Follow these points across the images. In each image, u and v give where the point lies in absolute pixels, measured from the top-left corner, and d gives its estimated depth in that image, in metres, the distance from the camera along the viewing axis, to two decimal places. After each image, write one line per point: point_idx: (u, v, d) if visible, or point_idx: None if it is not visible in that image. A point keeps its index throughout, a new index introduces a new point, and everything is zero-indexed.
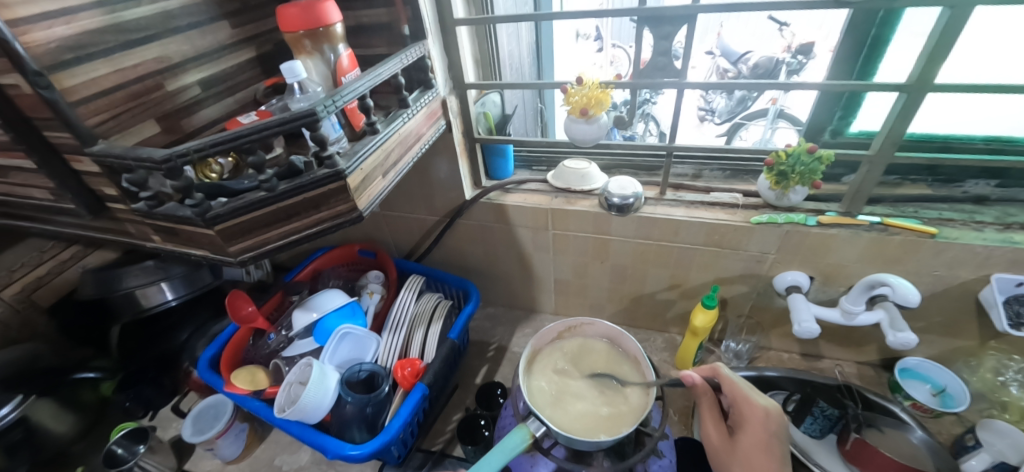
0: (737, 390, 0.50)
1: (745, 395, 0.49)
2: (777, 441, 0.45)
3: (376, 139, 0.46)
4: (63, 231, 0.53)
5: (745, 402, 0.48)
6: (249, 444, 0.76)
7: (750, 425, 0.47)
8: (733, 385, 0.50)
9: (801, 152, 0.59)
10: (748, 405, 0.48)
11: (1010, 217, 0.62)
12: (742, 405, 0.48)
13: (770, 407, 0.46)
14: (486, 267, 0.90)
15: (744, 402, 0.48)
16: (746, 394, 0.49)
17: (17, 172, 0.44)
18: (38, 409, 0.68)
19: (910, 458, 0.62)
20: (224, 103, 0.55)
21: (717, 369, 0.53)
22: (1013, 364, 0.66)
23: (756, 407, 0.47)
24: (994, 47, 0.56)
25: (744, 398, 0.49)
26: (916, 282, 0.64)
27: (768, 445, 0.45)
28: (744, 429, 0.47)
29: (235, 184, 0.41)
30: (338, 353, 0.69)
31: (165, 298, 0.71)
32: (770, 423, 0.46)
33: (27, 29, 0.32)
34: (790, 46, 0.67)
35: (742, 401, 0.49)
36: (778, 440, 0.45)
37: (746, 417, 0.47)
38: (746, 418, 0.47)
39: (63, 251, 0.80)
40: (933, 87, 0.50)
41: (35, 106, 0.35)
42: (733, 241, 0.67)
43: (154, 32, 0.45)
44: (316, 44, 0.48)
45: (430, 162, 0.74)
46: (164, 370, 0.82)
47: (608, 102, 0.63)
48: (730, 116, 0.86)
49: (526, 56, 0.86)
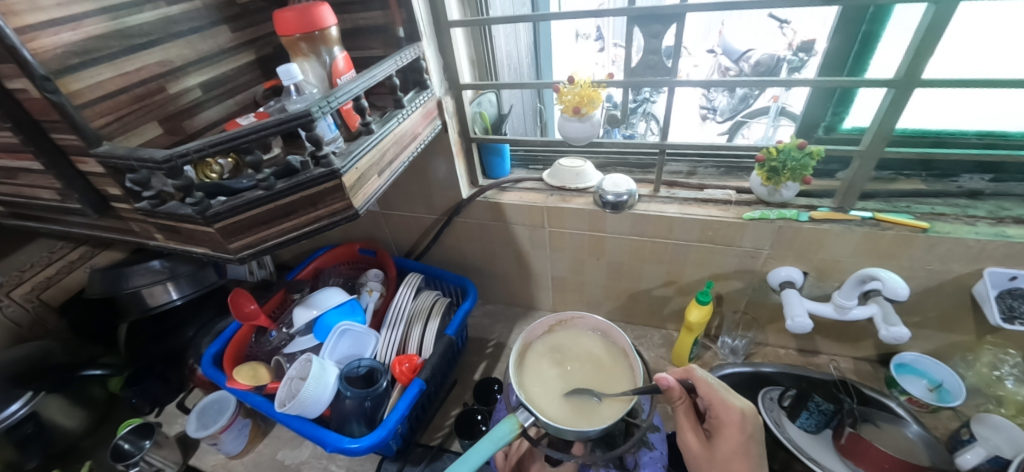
0: (714, 392, 0.50)
1: (722, 397, 0.50)
2: (751, 441, 0.47)
3: (371, 140, 0.47)
4: (72, 230, 0.55)
5: (722, 404, 0.50)
6: (251, 439, 0.77)
7: (728, 428, 0.48)
8: (709, 387, 0.51)
9: (792, 148, 0.60)
10: (726, 408, 0.49)
11: (1004, 211, 0.62)
12: (719, 408, 0.50)
13: (745, 408, 0.49)
14: (484, 264, 0.91)
15: (722, 405, 0.50)
16: (722, 396, 0.50)
17: (25, 174, 0.46)
18: (48, 405, 0.70)
19: (906, 451, 0.61)
20: (224, 105, 0.57)
21: (691, 370, 0.53)
22: (1009, 358, 0.67)
23: (733, 409, 0.49)
24: (985, 41, 0.56)
25: (720, 400, 0.50)
26: (910, 276, 0.64)
27: (745, 446, 0.47)
28: (722, 433, 0.49)
29: (234, 184, 0.42)
30: (338, 349, 0.71)
31: (171, 297, 0.73)
32: (745, 424, 0.48)
33: (35, 35, 0.33)
34: (792, 44, 0.66)
35: (719, 404, 0.50)
36: (753, 440, 0.47)
37: (723, 420, 0.49)
38: (724, 422, 0.49)
39: (72, 252, 0.83)
40: (921, 83, 0.51)
41: (43, 109, 0.36)
42: (727, 237, 0.68)
43: (155, 38, 0.46)
44: (312, 46, 0.50)
45: (428, 162, 0.75)
46: (170, 365, 0.84)
47: (600, 100, 0.64)
48: (732, 114, 0.80)
49: (525, 56, 0.87)
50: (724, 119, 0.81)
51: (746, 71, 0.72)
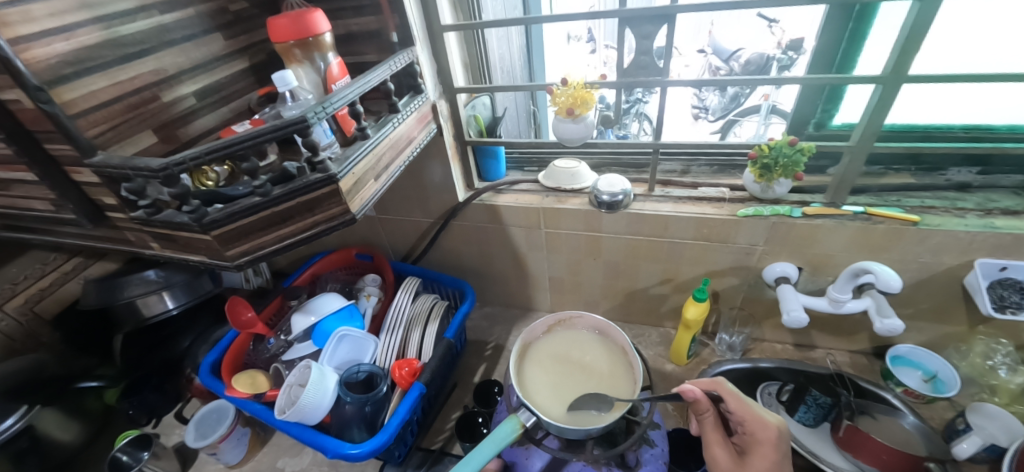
0: (747, 408, 0.49)
1: (757, 414, 0.49)
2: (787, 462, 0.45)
3: (367, 144, 0.47)
4: (65, 241, 0.54)
5: (758, 420, 0.48)
6: (250, 449, 0.77)
7: (761, 446, 0.47)
8: (740, 402, 0.50)
9: (783, 145, 0.61)
10: (761, 425, 0.48)
11: (992, 203, 0.64)
12: (754, 424, 0.48)
13: (781, 426, 0.47)
14: (481, 267, 0.92)
15: (756, 421, 0.48)
16: (756, 413, 0.49)
17: (17, 185, 0.46)
18: (43, 419, 0.68)
19: (904, 442, 0.62)
20: (219, 112, 0.57)
21: (719, 382, 0.52)
22: (1000, 347, 0.68)
23: (770, 426, 0.47)
24: (971, 35, 0.57)
25: (756, 417, 0.49)
26: (903, 269, 0.65)
27: (779, 465, 0.45)
28: (756, 450, 0.47)
29: (230, 191, 0.41)
30: (338, 354, 0.70)
31: (166, 307, 0.72)
32: (781, 444, 0.46)
33: (28, 46, 0.33)
34: (780, 43, 0.67)
35: (754, 420, 0.49)
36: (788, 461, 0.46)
37: (758, 437, 0.48)
38: (759, 438, 0.47)
39: (66, 263, 0.81)
40: (907, 79, 0.52)
41: (37, 119, 0.36)
42: (722, 234, 0.69)
43: (149, 46, 0.47)
44: (306, 53, 0.50)
45: (424, 165, 0.75)
46: (169, 375, 0.83)
47: (593, 102, 0.64)
48: (724, 113, 0.82)
49: (518, 58, 0.89)
50: (717, 118, 0.83)
51: (737, 70, 0.73)
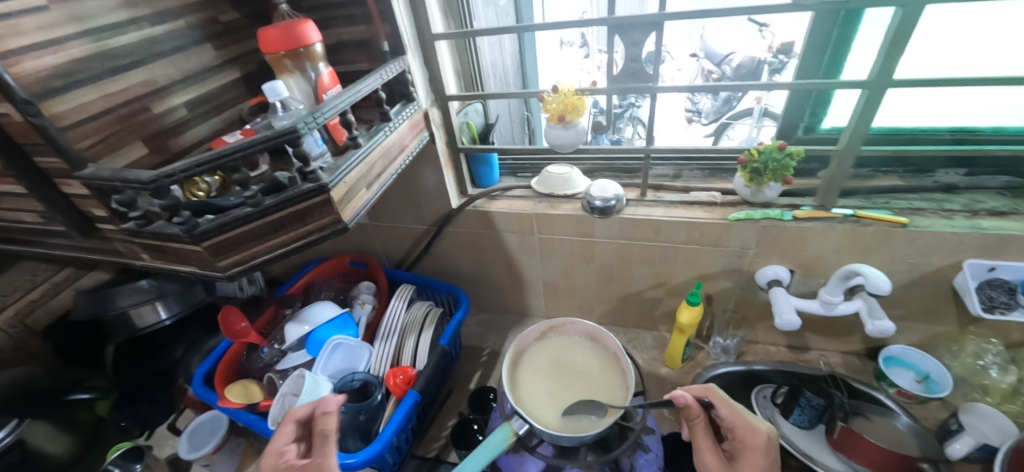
0: (738, 415, 0.50)
1: (748, 421, 0.49)
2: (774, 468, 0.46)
3: (358, 153, 0.47)
4: (54, 253, 0.54)
5: (748, 427, 0.49)
6: (245, 459, 0.77)
7: (750, 452, 0.47)
8: (731, 409, 0.50)
9: (773, 149, 0.61)
10: (751, 432, 0.48)
11: (978, 204, 0.64)
12: (744, 431, 0.49)
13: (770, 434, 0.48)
14: (476, 273, 0.92)
15: (747, 428, 0.49)
16: (747, 420, 0.50)
17: (6, 197, 0.46)
18: (32, 432, 0.68)
19: (897, 443, 0.62)
20: (210, 122, 0.57)
21: (710, 389, 0.53)
22: (991, 347, 0.69)
23: (760, 434, 0.48)
24: (953, 40, 0.58)
25: (746, 424, 0.49)
26: (893, 270, 0.66)
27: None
28: (745, 456, 0.47)
29: (222, 201, 0.42)
30: (331, 363, 0.70)
31: (159, 317, 0.72)
32: (769, 451, 0.47)
33: (16, 60, 0.33)
34: (771, 46, 0.68)
35: (743, 426, 0.49)
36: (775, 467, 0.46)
37: (747, 444, 0.48)
38: (749, 445, 0.48)
39: (57, 274, 0.80)
40: (892, 84, 0.52)
41: (25, 132, 0.36)
42: (714, 238, 0.69)
43: (139, 58, 0.47)
44: (297, 63, 0.51)
45: (417, 172, 0.75)
46: (159, 386, 0.82)
47: (584, 108, 0.65)
48: (716, 116, 0.85)
49: (510, 64, 0.90)
50: (710, 121, 0.85)
51: (729, 72, 0.77)
